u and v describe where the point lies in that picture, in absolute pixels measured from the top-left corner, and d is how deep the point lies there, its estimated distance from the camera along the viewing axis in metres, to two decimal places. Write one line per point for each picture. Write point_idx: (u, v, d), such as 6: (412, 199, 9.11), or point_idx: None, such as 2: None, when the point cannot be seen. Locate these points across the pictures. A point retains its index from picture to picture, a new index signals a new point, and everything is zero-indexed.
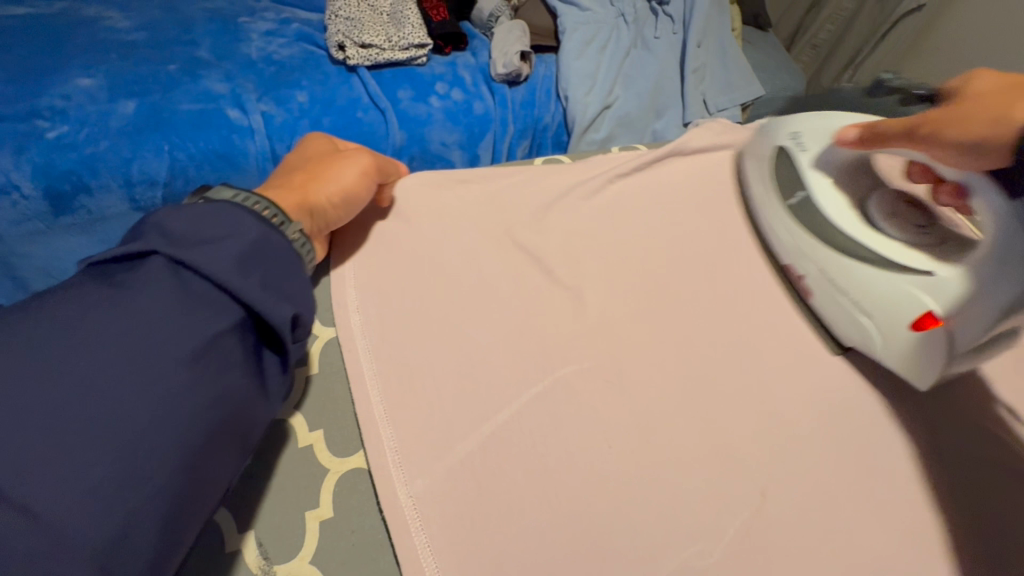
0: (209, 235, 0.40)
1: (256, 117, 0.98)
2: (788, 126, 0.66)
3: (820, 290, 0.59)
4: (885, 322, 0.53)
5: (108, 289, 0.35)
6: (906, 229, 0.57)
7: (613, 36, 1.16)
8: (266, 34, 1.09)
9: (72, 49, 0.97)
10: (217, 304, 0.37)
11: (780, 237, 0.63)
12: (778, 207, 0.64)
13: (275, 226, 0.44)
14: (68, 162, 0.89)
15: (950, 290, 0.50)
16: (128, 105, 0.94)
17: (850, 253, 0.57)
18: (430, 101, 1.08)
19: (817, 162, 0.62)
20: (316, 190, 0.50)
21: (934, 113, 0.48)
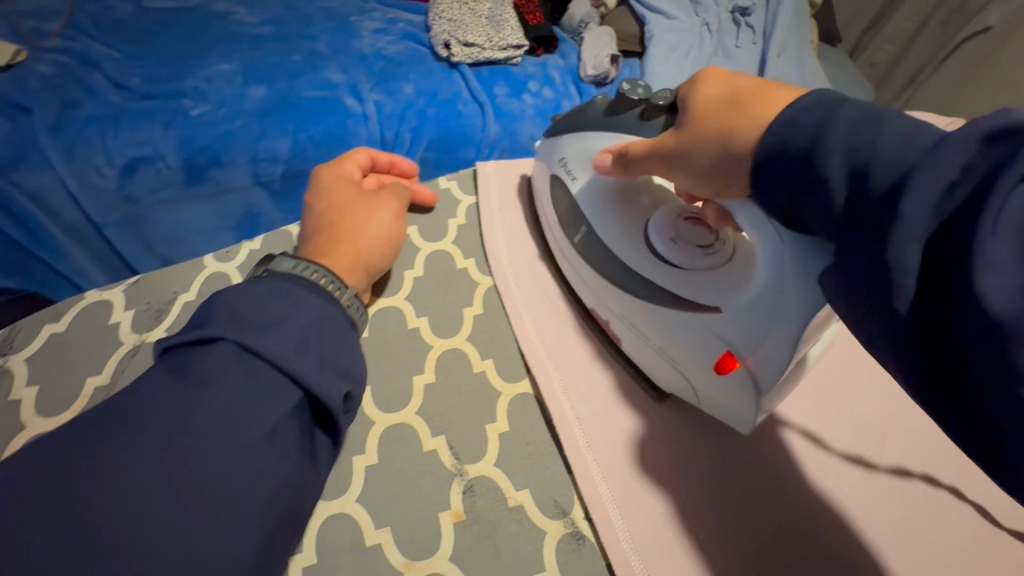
0: (272, 318, 0.45)
1: (369, 105, 1.08)
2: (558, 149, 0.61)
3: (627, 337, 0.55)
4: (691, 366, 0.50)
5: (191, 364, 0.41)
6: (690, 256, 0.52)
7: (697, 44, 1.22)
8: (376, 32, 1.19)
9: (211, 39, 1.08)
10: (280, 387, 0.42)
11: (579, 280, 0.58)
12: (567, 245, 0.59)
13: (332, 295, 0.50)
14: (207, 138, 1.00)
15: (747, 327, 0.46)
16: (259, 90, 1.04)
17: (639, 290, 0.53)
18: (523, 97, 1.16)
19: (584, 190, 0.58)
20: (367, 248, 0.54)
21: (674, 138, 0.47)
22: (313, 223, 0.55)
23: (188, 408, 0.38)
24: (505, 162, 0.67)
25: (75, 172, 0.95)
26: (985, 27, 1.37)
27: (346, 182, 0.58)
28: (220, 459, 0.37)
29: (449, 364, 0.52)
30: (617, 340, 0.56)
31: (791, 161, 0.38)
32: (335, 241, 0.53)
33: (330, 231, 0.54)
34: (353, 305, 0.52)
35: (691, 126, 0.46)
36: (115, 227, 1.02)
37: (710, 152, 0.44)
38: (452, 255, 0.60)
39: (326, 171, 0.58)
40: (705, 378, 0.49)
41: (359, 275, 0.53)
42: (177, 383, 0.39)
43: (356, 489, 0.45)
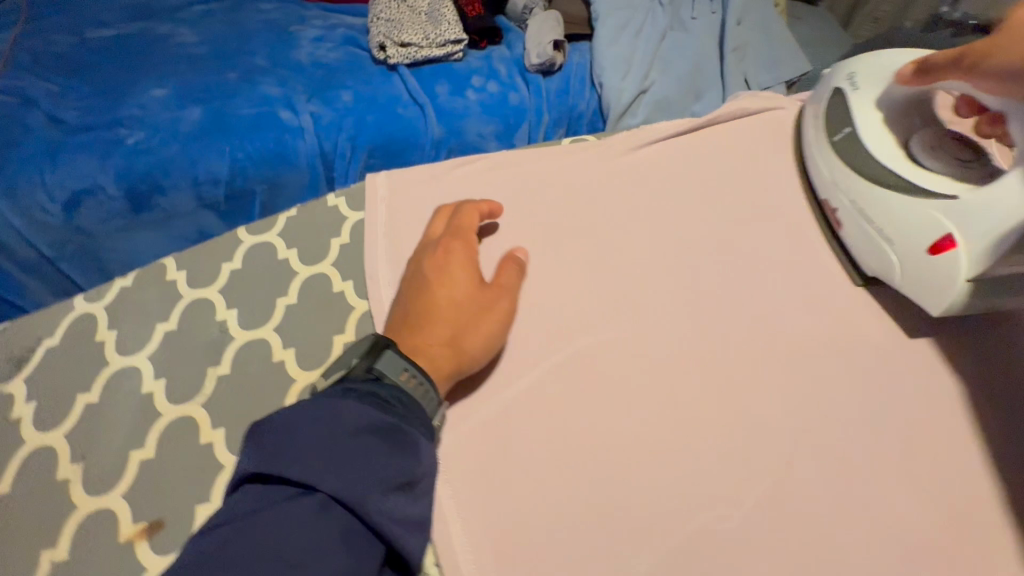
0: (343, 450, 0.40)
1: (305, 117, 1.05)
2: (846, 67, 0.67)
3: (849, 220, 0.63)
4: (907, 247, 0.57)
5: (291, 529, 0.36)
6: (946, 162, 0.59)
7: (648, 18, 1.15)
8: (315, 39, 1.16)
9: (147, 64, 1.08)
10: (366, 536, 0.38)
11: (820, 170, 0.67)
12: (824, 143, 0.66)
13: (423, 407, 0.47)
14: (144, 166, 0.99)
15: (976, 217, 0.53)
16: (194, 112, 1.03)
17: (877, 184, 0.60)
18: (467, 94, 1.11)
19: (874, 98, 0.63)
20: (468, 332, 0.52)
21: (983, 40, 0.49)
22: (405, 319, 0.52)
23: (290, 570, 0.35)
24: (400, 171, 0.64)
25: (21, 211, 0.96)
26: None
27: (471, 260, 0.55)
28: None
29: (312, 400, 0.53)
30: (838, 227, 0.65)
31: None
32: (439, 322, 0.52)
33: (450, 312, 0.52)
34: (439, 414, 0.49)
35: (995, 35, 0.48)
36: (69, 259, 1.03)
37: (1019, 48, 0.46)
38: (330, 278, 0.57)
39: (430, 248, 0.57)
40: (917, 259, 0.56)
41: (448, 362, 0.50)
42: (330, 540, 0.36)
43: None
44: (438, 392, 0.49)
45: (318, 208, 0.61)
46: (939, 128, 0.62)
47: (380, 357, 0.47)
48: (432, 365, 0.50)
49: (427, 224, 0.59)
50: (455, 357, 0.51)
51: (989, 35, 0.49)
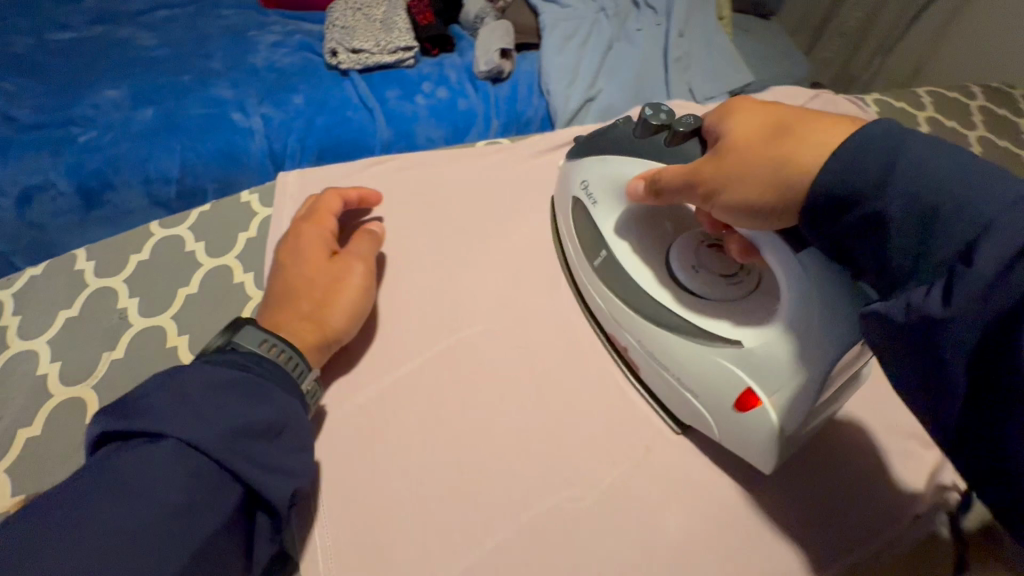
0: (201, 406, 0.42)
1: (256, 120, 1.08)
2: (577, 172, 0.64)
3: (642, 361, 0.57)
4: (709, 401, 0.52)
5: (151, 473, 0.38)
6: (710, 285, 0.57)
7: (595, 30, 1.19)
8: (272, 45, 1.20)
9: (105, 66, 1.11)
10: (222, 485, 0.40)
11: (597, 301, 0.62)
12: (587, 267, 0.63)
13: (288, 373, 0.50)
14: (95, 163, 1.02)
15: (762, 372, 0.49)
16: (146, 112, 1.06)
17: (662, 320, 0.56)
18: (416, 99, 1.15)
19: (611, 221, 0.62)
20: (326, 302, 0.56)
21: (710, 170, 0.48)
22: (274, 295, 0.56)
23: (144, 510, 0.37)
24: (312, 170, 0.66)
25: None
26: None
27: (325, 237, 0.59)
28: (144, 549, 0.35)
29: None
30: (637, 368, 0.59)
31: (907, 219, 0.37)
32: (300, 296, 0.55)
33: (307, 286, 0.55)
34: (308, 382, 0.52)
35: (721, 154, 0.47)
36: (23, 254, 1.06)
37: (753, 185, 0.45)
38: (232, 270, 0.60)
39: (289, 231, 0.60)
40: (724, 415, 0.51)
41: (310, 332, 0.54)
42: (185, 483, 0.38)
43: None
44: (307, 363, 0.52)
45: (231, 203, 0.65)
46: (697, 235, 0.62)
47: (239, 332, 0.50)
48: (296, 336, 0.53)
49: (290, 213, 0.63)
50: (315, 327, 0.54)
51: (711, 158, 0.48)
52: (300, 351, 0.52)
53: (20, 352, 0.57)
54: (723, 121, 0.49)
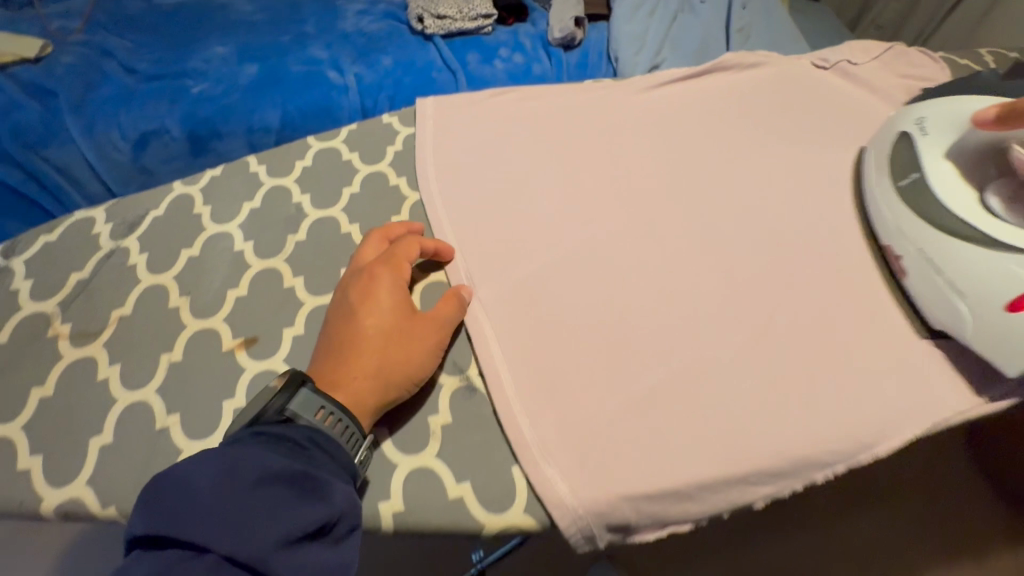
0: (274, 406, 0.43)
1: (350, 77, 1.17)
2: (910, 113, 0.64)
3: (914, 266, 0.57)
4: (980, 300, 0.52)
5: (254, 458, 0.37)
6: (1020, 218, 0.54)
7: (660, 3, 1.26)
8: (359, 12, 1.29)
9: (211, 27, 1.21)
10: (326, 451, 0.42)
11: (881, 213, 0.62)
12: (888, 188, 0.62)
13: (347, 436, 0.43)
14: (206, 112, 1.10)
15: (1014, 270, 0.51)
16: (251, 68, 1.15)
17: (959, 233, 0.55)
18: (494, 63, 1.23)
19: (942, 148, 0.60)
20: (392, 364, 0.47)
21: None
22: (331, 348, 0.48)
23: (252, 487, 0.36)
24: (445, 98, 0.74)
25: (94, 145, 1.06)
26: None
27: (398, 284, 0.51)
28: (279, 499, 0.36)
29: None
30: (901, 275, 0.58)
31: None
32: (367, 346, 0.47)
33: (376, 344, 0.47)
34: (361, 451, 0.44)
35: None
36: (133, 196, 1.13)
37: None
38: (387, 174, 0.66)
39: (358, 273, 0.52)
40: (993, 318, 0.51)
41: (370, 401, 0.45)
42: (282, 470, 0.38)
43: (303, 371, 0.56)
44: (359, 428, 0.44)
45: (376, 123, 0.72)
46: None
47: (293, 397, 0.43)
48: (356, 397, 0.45)
49: (359, 252, 0.55)
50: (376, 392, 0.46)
51: None
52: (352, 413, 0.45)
53: (215, 234, 0.60)
54: None
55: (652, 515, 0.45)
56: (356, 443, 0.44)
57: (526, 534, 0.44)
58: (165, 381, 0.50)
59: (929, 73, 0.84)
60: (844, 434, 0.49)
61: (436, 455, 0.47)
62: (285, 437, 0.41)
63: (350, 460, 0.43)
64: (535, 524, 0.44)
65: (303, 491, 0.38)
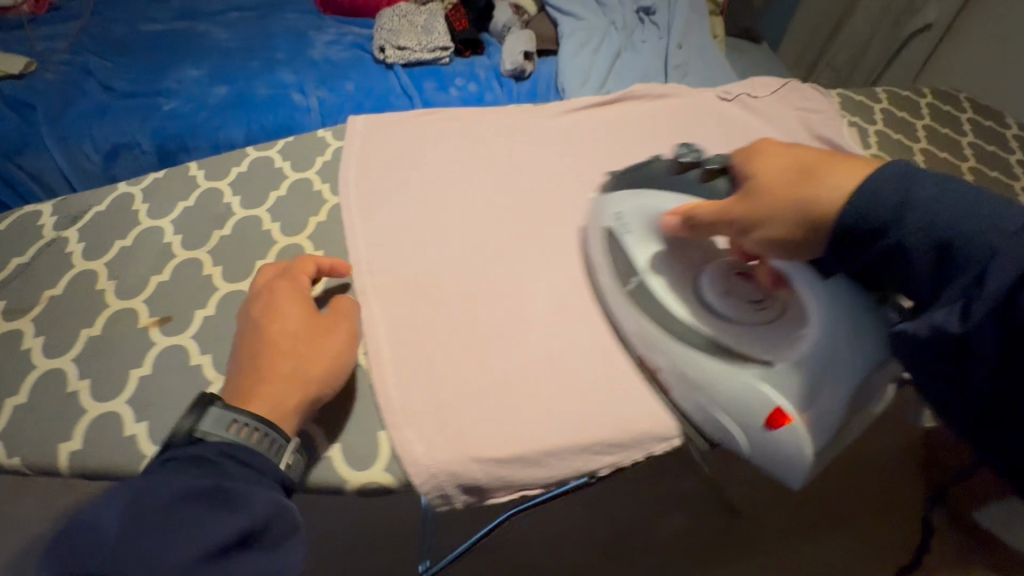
0: (191, 422, 0.45)
1: (313, 100, 1.26)
2: (610, 205, 0.66)
3: (675, 383, 0.55)
4: (746, 425, 0.53)
5: (151, 486, 0.41)
6: (740, 308, 0.59)
7: (605, 39, 1.37)
8: (328, 42, 1.40)
9: (188, 52, 1.31)
10: (256, 463, 0.44)
11: (626, 323, 0.59)
12: (619, 290, 0.61)
13: (274, 450, 0.45)
14: (176, 128, 1.19)
15: (792, 386, 0.53)
16: (221, 89, 1.24)
17: (701, 366, 0.55)
18: (450, 91, 1.33)
19: (647, 254, 0.62)
20: (307, 357, 0.50)
21: (755, 207, 0.53)
22: (246, 372, 0.49)
23: (159, 513, 0.39)
24: (375, 117, 0.82)
25: (68, 156, 1.14)
26: (924, 23, 1.77)
27: (296, 293, 0.55)
28: (196, 518, 0.40)
29: (289, 254, 0.65)
30: (667, 387, 0.56)
31: (854, 230, 0.48)
32: (284, 347, 0.50)
33: (283, 344, 0.50)
34: (287, 457, 0.46)
35: (749, 193, 0.54)
36: None
37: (789, 221, 0.51)
38: (312, 180, 0.74)
39: (258, 292, 0.55)
40: (758, 436, 0.53)
41: (294, 396, 0.48)
42: (182, 491, 0.40)
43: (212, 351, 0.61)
44: (281, 433, 0.46)
45: (311, 137, 0.80)
46: (724, 262, 0.63)
47: (203, 416, 0.44)
48: (275, 407, 0.47)
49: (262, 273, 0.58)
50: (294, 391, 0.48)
51: (751, 196, 0.53)
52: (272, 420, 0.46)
53: (150, 228, 0.67)
54: (749, 160, 0.56)
55: (502, 477, 0.51)
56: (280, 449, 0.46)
57: (386, 491, 0.49)
58: (84, 351, 0.56)
59: (821, 105, 0.93)
60: (684, 413, 0.55)
61: (312, 420, 0.52)
62: (195, 458, 0.43)
63: (274, 466, 0.45)
64: (393, 482, 0.49)
65: (218, 507, 0.40)
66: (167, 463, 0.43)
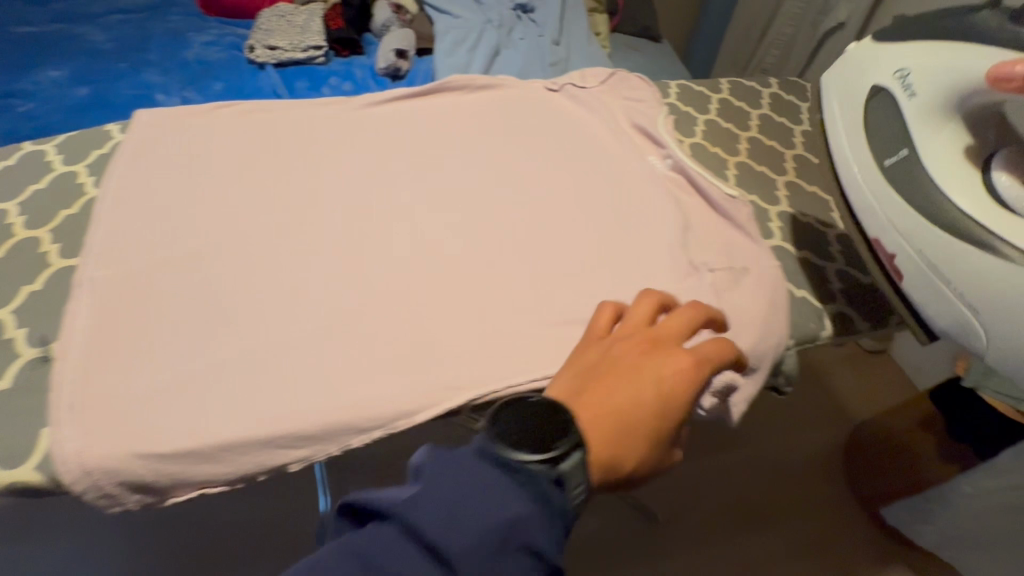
0: (502, 431, 0.41)
1: (176, 100, 1.24)
2: (886, 67, 0.62)
3: (911, 273, 0.57)
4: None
5: (521, 509, 0.36)
6: None
7: (481, 36, 1.36)
8: (206, 43, 1.38)
9: (56, 55, 1.30)
10: (520, 493, 0.37)
11: (863, 212, 0.61)
12: (873, 165, 0.60)
13: (574, 470, 0.40)
14: (27, 128, 1.16)
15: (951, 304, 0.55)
16: (82, 91, 1.23)
17: (992, 241, 0.52)
18: (322, 89, 1.30)
19: (960, 142, 0.59)
20: (662, 411, 0.45)
21: None
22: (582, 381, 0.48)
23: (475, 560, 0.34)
24: (168, 110, 0.80)
25: None
26: (838, 22, 1.73)
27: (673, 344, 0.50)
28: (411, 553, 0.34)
29: (21, 247, 0.62)
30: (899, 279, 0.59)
31: None
32: (635, 399, 0.45)
33: (612, 400, 0.45)
34: (579, 489, 0.40)
35: None
36: None
37: None
38: (78, 173, 0.71)
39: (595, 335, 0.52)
40: None
41: (631, 448, 0.44)
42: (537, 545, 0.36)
43: None
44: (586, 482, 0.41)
45: (97, 131, 0.78)
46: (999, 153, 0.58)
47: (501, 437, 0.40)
48: (635, 405, 0.45)
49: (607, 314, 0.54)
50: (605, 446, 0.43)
51: None
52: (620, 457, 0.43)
53: None
54: None
55: (170, 474, 0.48)
56: (541, 479, 0.38)
57: (36, 490, 0.47)
58: None
59: (646, 95, 0.91)
60: (389, 404, 0.53)
61: None
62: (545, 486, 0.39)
63: (569, 498, 0.39)
64: (42, 479, 0.46)
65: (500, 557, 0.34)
66: (425, 476, 0.38)
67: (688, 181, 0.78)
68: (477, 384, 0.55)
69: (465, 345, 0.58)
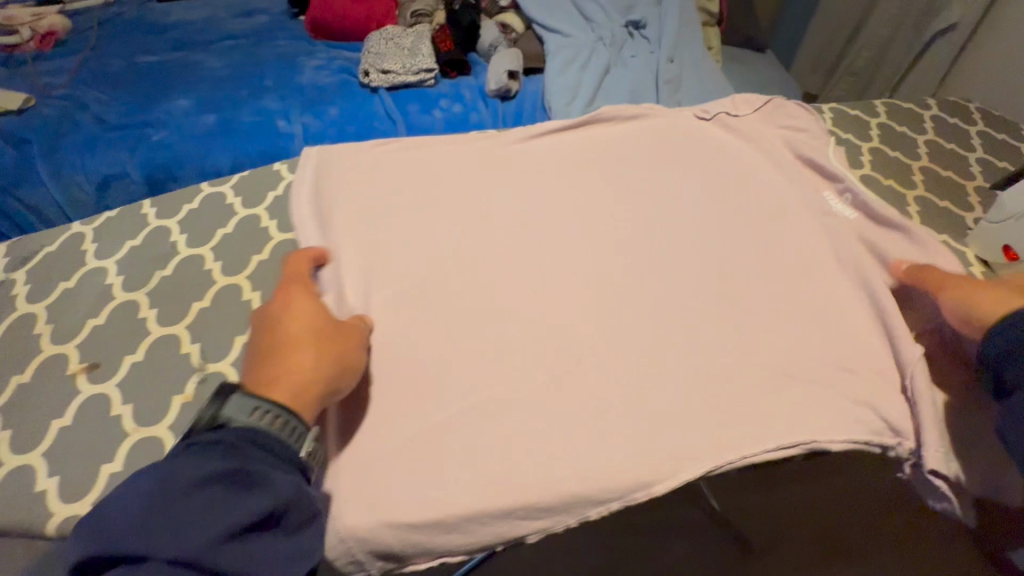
0: (219, 470, 0.39)
1: (297, 127, 1.27)
2: None
3: (992, 230, 0.70)
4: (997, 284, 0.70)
5: (189, 463, 0.39)
6: None
7: (592, 54, 1.33)
8: (316, 67, 1.41)
9: (181, 83, 1.34)
10: (229, 503, 0.38)
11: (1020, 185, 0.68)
12: None
13: (289, 435, 0.44)
14: (161, 157, 1.20)
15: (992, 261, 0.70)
16: (208, 118, 1.27)
17: None
18: (434, 113, 1.30)
19: None
20: (307, 344, 0.49)
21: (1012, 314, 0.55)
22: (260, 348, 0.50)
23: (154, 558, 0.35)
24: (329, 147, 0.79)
25: (62, 187, 1.17)
26: (948, 23, 1.58)
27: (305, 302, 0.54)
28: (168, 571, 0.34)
29: (224, 296, 0.64)
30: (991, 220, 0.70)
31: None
32: (292, 355, 0.48)
33: (303, 361, 0.48)
34: (305, 440, 0.45)
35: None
36: None
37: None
38: (259, 218, 0.72)
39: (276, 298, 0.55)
40: None
41: (308, 394, 0.47)
42: (227, 465, 0.39)
43: (119, 377, 0.57)
44: (303, 420, 0.45)
45: (265, 171, 0.78)
46: None
47: (226, 401, 0.43)
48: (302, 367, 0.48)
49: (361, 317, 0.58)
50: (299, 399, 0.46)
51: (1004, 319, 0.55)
52: (293, 408, 0.45)
53: (94, 269, 0.67)
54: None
55: (418, 544, 0.47)
56: (299, 432, 0.45)
57: None
58: (11, 401, 0.55)
59: (804, 122, 0.87)
60: (624, 473, 0.50)
61: None
62: (240, 442, 0.41)
63: (295, 451, 0.44)
64: None
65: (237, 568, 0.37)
66: (151, 506, 0.37)
67: (873, 222, 0.73)
68: (709, 452, 0.52)
69: (682, 407, 0.55)
